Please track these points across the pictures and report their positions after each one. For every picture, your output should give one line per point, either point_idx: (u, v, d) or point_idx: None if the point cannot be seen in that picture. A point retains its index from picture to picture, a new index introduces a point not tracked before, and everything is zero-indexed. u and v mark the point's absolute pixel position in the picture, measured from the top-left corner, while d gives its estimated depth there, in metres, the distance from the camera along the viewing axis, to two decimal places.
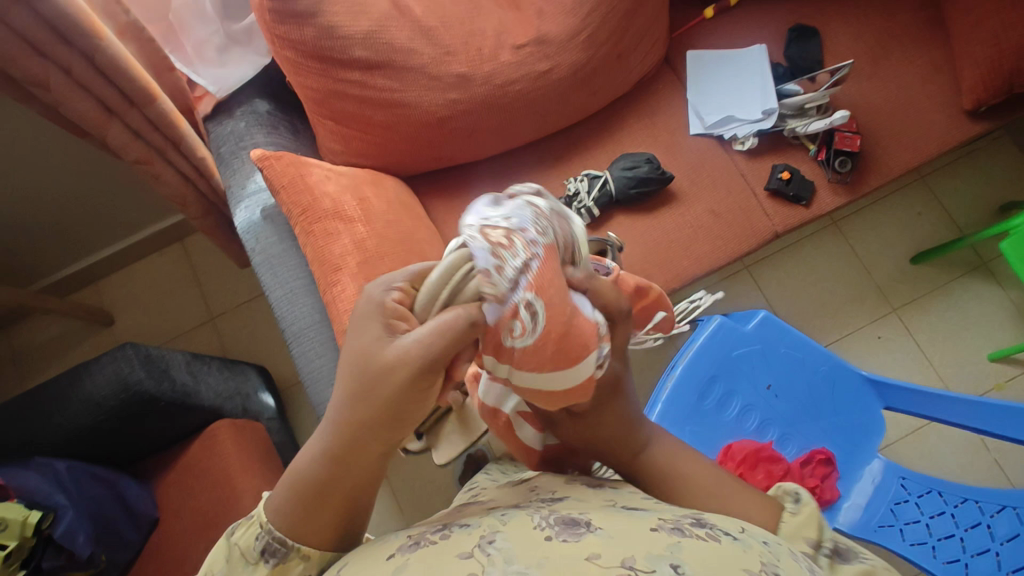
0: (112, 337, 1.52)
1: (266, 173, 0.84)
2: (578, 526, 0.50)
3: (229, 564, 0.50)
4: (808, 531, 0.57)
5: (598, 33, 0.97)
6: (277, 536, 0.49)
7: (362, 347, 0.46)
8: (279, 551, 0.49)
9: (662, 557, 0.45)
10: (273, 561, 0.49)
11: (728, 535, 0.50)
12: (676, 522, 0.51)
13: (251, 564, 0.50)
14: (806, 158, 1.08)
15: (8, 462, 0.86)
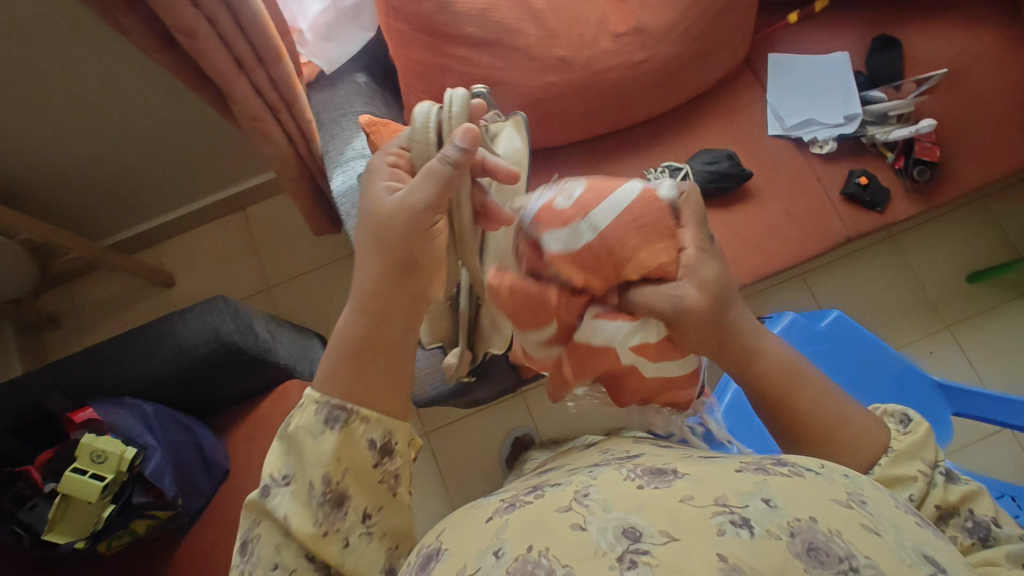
0: (172, 298, 1.56)
1: (372, 138, 0.87)
2: (665, 474, 0.50)
3: (298, 446, 0.55)
4: (924, 454, 0.57)
5: (694, 27, 0.99)
6: (335, 402, 0.56)
7: (373, 198, 0.58)
8: (341, 416, 0.55)
9: (752, 493, 0.45)
10: (338, 425, 0.55)
11: (811, 472, 0.49)
12: (759, 464, 0.50)
13: (318, 436, 0.55)
14: (883, 165, 1.09)
15: (101, 399, 0.89)
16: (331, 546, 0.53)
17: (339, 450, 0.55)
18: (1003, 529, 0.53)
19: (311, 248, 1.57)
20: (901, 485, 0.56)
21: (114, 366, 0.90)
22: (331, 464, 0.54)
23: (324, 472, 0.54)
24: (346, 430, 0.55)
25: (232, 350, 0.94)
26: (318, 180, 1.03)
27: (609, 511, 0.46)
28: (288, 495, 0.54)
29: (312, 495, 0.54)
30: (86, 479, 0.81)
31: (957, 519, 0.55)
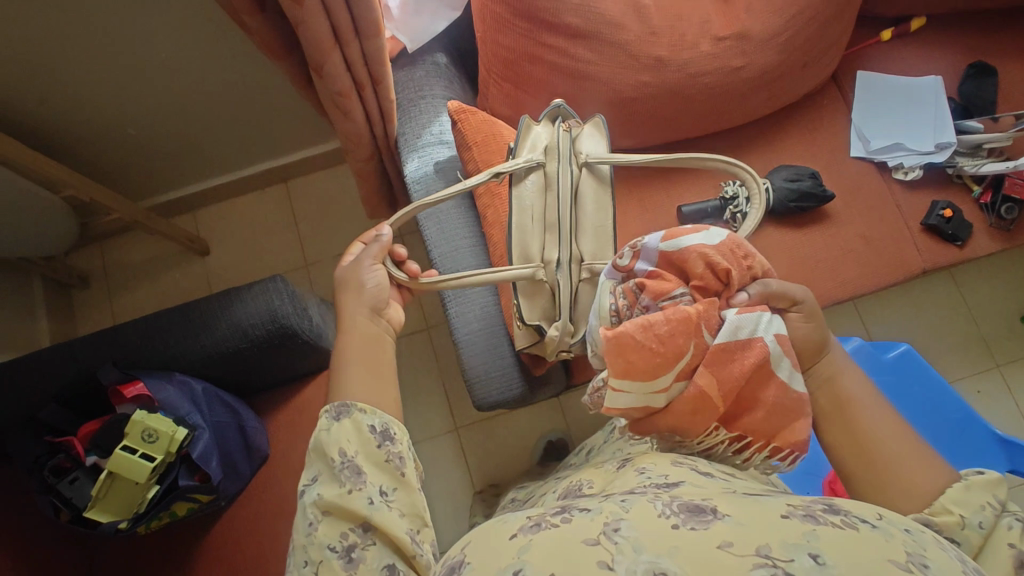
0: (205, 268, 1.52)
1: (458, 126, 0.83)
2: (703, 512, 0.45)
3: (317, 448, 0.58)
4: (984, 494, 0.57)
5: (796, 38, 0.94)
6: (338, 402, 0.60)
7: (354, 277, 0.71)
8: (345, 409, 0.59)
9: (797, 545, 0.41)
10: (345, 417, 0.59)
11: (867, 524, 0.44)
12: (807, 507, 0.45)
13: (330, 432, 0.58)
14: (967, 198, 1.05)
15: (151, 373, 0.85)
16: (355, 520, 0.54)
17: (349, 435, 0.57)
18: None
19: (351, 229, 1.53)
20: (970, 510, 0.56)
21: (166, 340, 0.87)
22: (345, 445, 0.57)
23: (339, 452, 0.56)
24: (351, 417, 0.59)
25: (288, 334, 0.90)
26: (386, 163, 0.99)
27: (640, 555, 0.42)
28: (317, 487, 0.56)
29: (336, 477, 0.55)
30: (137, 459, 0.77)
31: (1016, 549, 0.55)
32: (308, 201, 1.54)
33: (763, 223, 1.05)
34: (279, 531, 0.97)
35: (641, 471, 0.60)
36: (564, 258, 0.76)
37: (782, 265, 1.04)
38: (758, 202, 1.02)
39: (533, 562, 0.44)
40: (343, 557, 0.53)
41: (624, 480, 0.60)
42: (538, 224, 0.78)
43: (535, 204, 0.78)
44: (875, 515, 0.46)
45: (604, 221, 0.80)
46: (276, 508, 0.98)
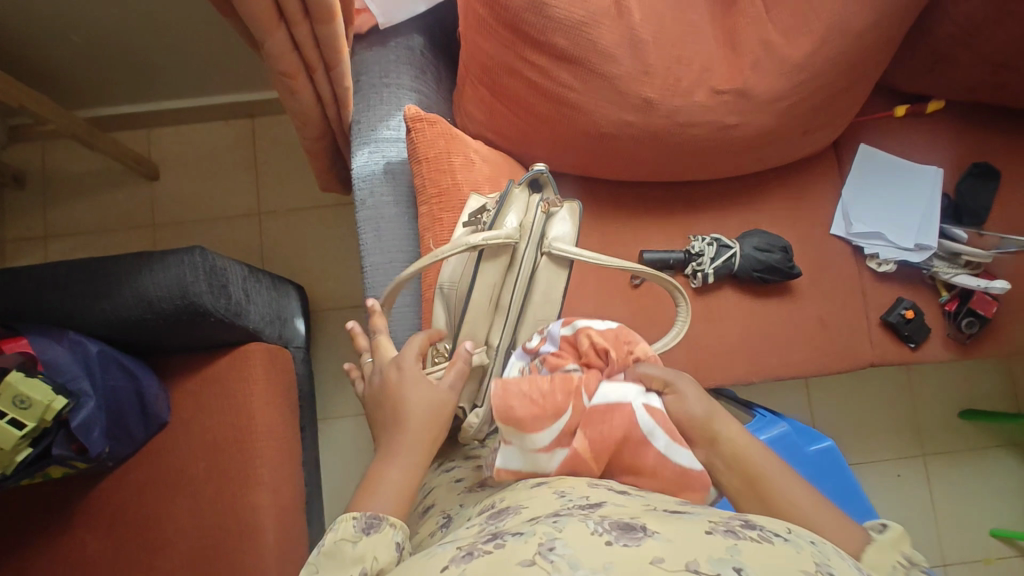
0: (152, 193, 1.43)
1: (413, 134, 0.76)
2: (633, 530, 0.49)
3: (338, 564, 0.53)
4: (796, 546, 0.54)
5: (801, 105, 0.86)
6: (370, 514, 0.57)
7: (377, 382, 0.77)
8: (376, 523, 0.56)
9: (723, 560, 0.45)
10: (375, 533, 0.55)
11: (778, 538, 0.50)
12: (727, 524, 0.51)
13: (356, 546, 0.54)
14: (933, 301, 1.02)
15: (41, 329, 0.80)
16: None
17: (378, 551, 0.54)
18: None
19: (313, 184, 1.44)
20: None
21: (62, 298, 0.81)
22: (372, 563, 0.53)
23: (364, 571, 0.53)
24: (381, 531, 0.56)
25: (198, 312, 0.84)
26: (339, 144, 0.91)
27: (576, 570, 0.44)
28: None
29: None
30: (4, 424, 0.73)
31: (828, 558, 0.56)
32: (272, 144, 1.44)
33: (722, 285, 1.01)
34: (167, 498, 0.95)
35: (560, 493, 0.57)
36: (505, 342, 0.75)
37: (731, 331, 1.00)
38: (721, 265, 0.97)
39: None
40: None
41: (540, 497, 0.57)
42: (490, 305, 0.76)
43: (493, 282, 0.75)
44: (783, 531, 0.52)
45: (549, 314, 0.79)
46: (167, 475, 0.96)
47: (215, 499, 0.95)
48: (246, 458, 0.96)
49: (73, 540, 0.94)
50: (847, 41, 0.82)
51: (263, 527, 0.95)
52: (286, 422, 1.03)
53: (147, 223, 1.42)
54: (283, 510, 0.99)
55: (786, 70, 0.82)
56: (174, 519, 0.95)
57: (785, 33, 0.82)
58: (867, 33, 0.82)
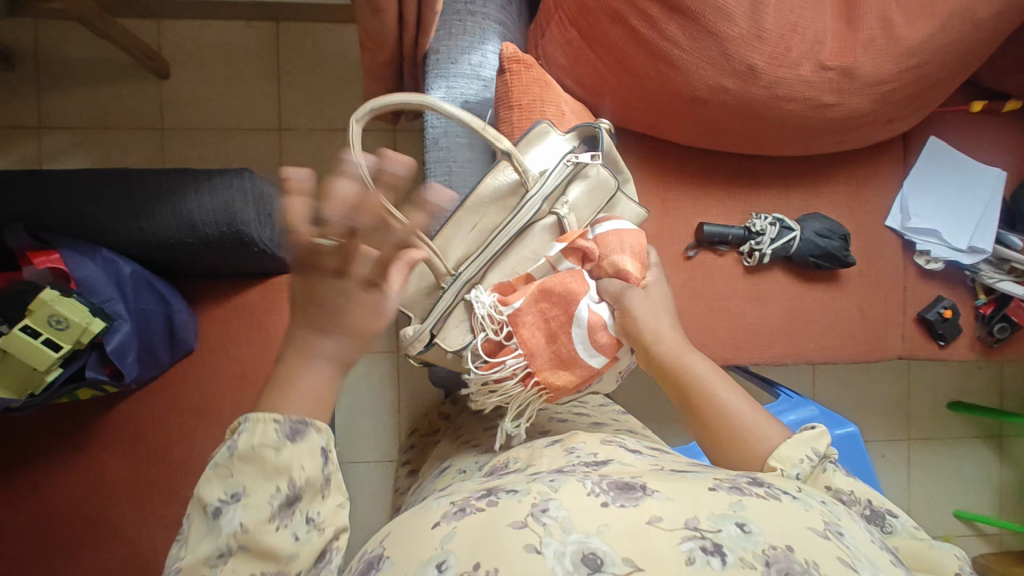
0: (160, 92, 1.30)
1: (509, 78, 0.74)
2: (632, 489, 0.43)
3: (261, 472, 0.47)
4: (818, 443, 0.56)
5: (900, 91, 0.83)
6: (296, 416, 0.48)
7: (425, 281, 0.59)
8: (303, 429, 0.48)
9: (725, 515, 0.40)
10: (299, 438, 0.48)
11: (787, 495, 0.44)
12: (732, 481, 0.45)
13: (276, 452, 0.47)
14: (968, 303, 1.04)
15: (75, 242, 0.73)
16: (275, 563, 0.47)
17: (305, 462, 0.48)
18: (897, 518, 0.58)
19: (338, 105, 1.33)
20: (788, 464, 0.54)
21: (97, 210, 0.73)
22: (293, 475, 0.47)
23: (290, 480, 0.47)
24: (307, 441, 0.48)
25: (243, 243, 0.77)
26: (404, 70, 0.83)
27: (570, 535, 0.39)
28: (239, 513, 0.46)
29: (269, 512, 0.46)
30: (38, 344, 0.68)
31: (860, 506, 0.56)
32: (298, 54, 1.32)
33: (775, 266, 0.99)
34: (187, 428, 0.92)
35: (570, 451, 0.59)
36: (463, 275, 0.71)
37: (776, 313, 0.99)
38: (780, 247, 0.95)
39: (458, 552, 0.40)
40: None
41: (549, 457, 0.59)
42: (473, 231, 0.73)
43: (494, 222, 0.74)
44: (794, 488, 0.46)
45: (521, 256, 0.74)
46: (190, 403, 0.92)
47: None
48: None
49: (91, 460, 0.90)
50: (961, 31, 0.79)
51: None
52: None
53: (153, 126, 1.30)
54: None
55: (898, 53, 0.79)
56: (199, 448, 0.92)
57: (905, 12, 0.79)
58: (981, 23, 0.80)
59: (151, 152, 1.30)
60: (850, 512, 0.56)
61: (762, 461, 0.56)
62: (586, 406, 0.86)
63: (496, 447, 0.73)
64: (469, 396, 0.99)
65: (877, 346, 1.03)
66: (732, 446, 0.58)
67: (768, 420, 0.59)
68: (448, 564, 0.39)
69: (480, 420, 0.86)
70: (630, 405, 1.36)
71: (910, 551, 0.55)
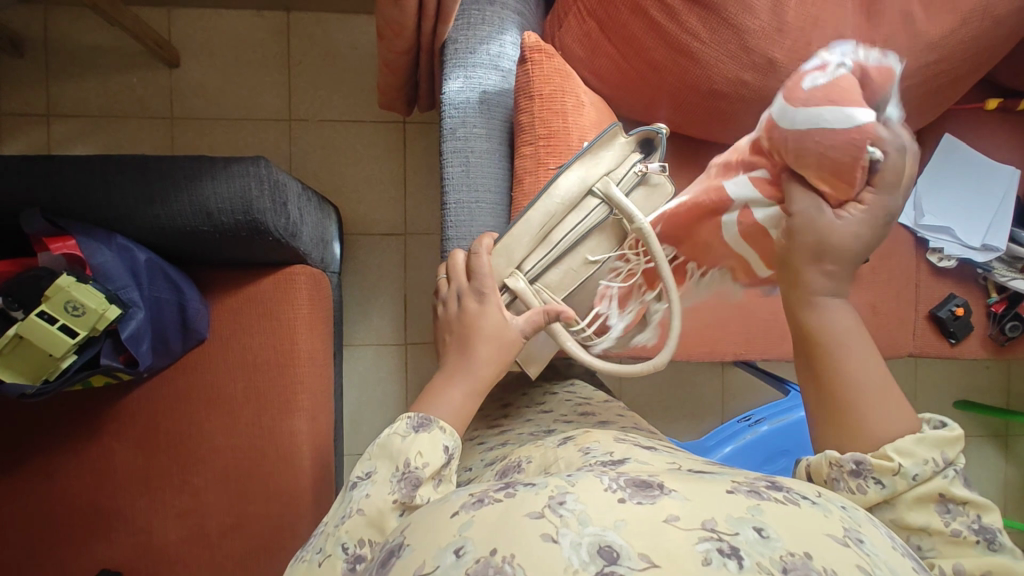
0: (170, 81, 1.29)
1: (528, 67, 0.74)
2: (649, 487, 0.43)
3: (385, 461, 0.54)
4: (949, 448, 0.51)
5: (919, 86, 0.82)
6: (429, 417, 0.57)
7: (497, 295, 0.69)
8: (426, 423, 0.57)
9: (743, 518, 0.40)
10: (419, 428, 0.56)
11: (806, 500, 0.44)
12: (750, 484, 0.45)
13: (403, 438, 0.55)
14: (980, 301, 1.04)
15: (89, 227, 0.73)
16: (381, 536, 0.49)
17: (423, 447, 0.54)
18: (1004, 537, 0.49)
19: (349, 97, 1.33)
20: (910, 459, 0.50)
21: (113, 196, 0.73)
22: (412, 456, 0.53)
23: (406, 460, 0.53)
24: (430, 432, 0.56)
25: (258, 230, 0.77)
26: (421, 60, 0.83)
27: (587, 528, 0.39)
28: (368, 486, 0.53)
29: (390, 486, 0.52)
30: (55, 330, 0.67)
31: (966, 517, 0.49)
32: (309, 45, 1.31)
33: None
34: (199, 417, 0.92)
35: (585, 450, 0.58)
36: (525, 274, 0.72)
37: None
38: None
39: (475, 537, 0.39)
40: (348, 564, 0.49)
41: (565, 457, 0.58)
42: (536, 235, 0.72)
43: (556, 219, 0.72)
44: (814, 493, 0.45)
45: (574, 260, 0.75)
46: (202, 392, 0.92)
47: (253, 421, 0.92)
48: (286, 384, 0.93)
49: (102, 448, 0.90)
50: (980, 27, 0.79)
51: (301, 453, 0.93)
52: (325, 347, 0.99)
53: (163, 115, 1.29)
54: (319, 437, 0.97)
55: (918, 49, 0.79)
56: (209, 438, 0.92)
57: (925, 7, 0.78)
58: (1000, 20, 0.79)
59: (160, 142, 1.29)
60: (952, 519, 0.49)
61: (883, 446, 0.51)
62: (594, 405, 0.86)
63: (504, 444, 0.72)
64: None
65: (888, 343, 1.03)
66: (846, 408, 0.54)
67: (899, 408, 0.54)
68: (465, 549, 0.39)
69: (486, 418, 0.86)
70: (637, 400, 1.36)
71: (1009, 572, 0.47)
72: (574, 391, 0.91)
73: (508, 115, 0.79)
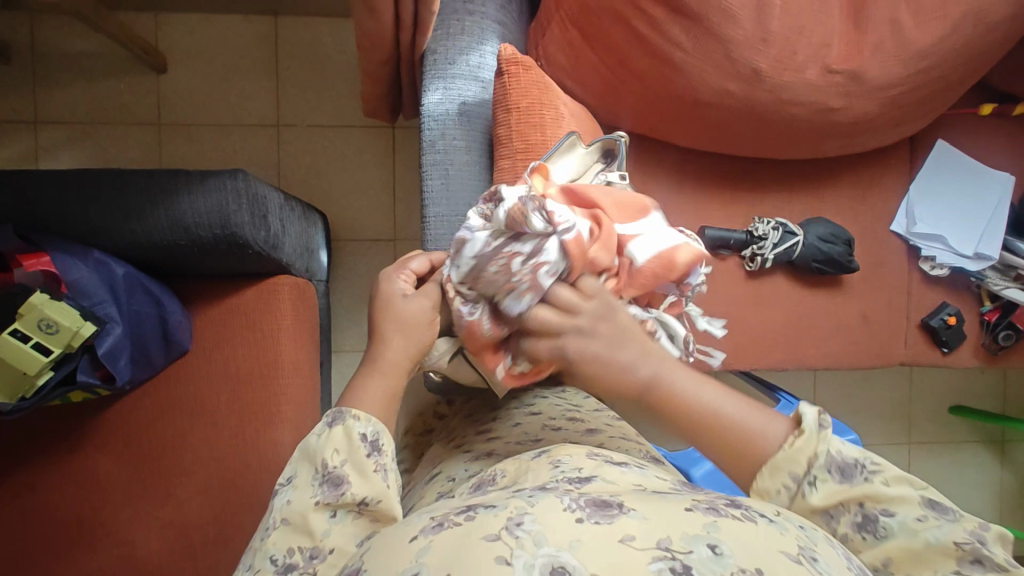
0: (156, 87, 1.28)
1: (506, 79, 0.73)
2: (608, 506, 0.42)
3: (305, 461, 0.54)
4: (795, 465, 0.53)
5: (910, 94, 0.81)
6: (346, 411, 0.56)
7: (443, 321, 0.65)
8: (340, 417, 0.56)
9: (698, 536, 0.39)
10: (332, 424, 0.55)
11: (765, 518, 0.43)
12: (709, 501, 0.44)
13: (319, 437, 0.55)
14: (973, 310, 1.02)
15: (66, 242, 0.72)
16: (311, 540, 0.51)
17: (338, 444, 0.54)
18: (895, 518, 0.50)
19: (337, 102, 1.32)
20: (766, 499, 0.53)
21: (87, 212, 0.72)
22: (329, 455, 0.54)
23: (323, 461, 0.53)
24: (345, 424, 0.55)
25: (240, 243, 0.77)
26: (402, 70, 0.82)
27: (542, 549, 0.38)
28: (290, 493, 0.53)
29: (312, 491, 0.52)
30: (29, 349, 0.67)
31: (848, 514, 0.51)
32: (297, 50, 1.30)
33: (777, 270, 0.98)
34: (180, 430, 0.91)
35: (555, 464, 0.58)
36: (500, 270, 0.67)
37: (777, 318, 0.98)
38: (783, 252, 0.94)
39: (432, 564, 0.39)
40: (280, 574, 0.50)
41: (534, 471, 0.58)
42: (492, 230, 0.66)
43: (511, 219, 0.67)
44: (774, 510, 0.45)
45: None
46: (183, 404, 0.91)
47: (236, 431, 0.92)
48: (271, 395, 0.92)
49: (82, 462, 0.90)
50: (971, 35, 0.78)
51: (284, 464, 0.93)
52: (310, 358, 0.98)
53: (149, 120, 1.28)
54: None
55: (907, 57, 0.77)
56: (193, 449, 0.92)
57: (915, 15, 0.77)
58: (991, 27, 0.78)
59: (147, 149, 1.28)
60: (837, 524, 0.51)
61: (750, 476, 0.54)
62: (582, 410, 0.85)
63: (490, 454, 0.71)
64: (464, 398, 0.97)
65: (880, 351, 1.02)
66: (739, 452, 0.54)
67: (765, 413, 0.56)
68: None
69: (473, 423, 0.85)
70: None
71: (906, 555, 0.49)
72: (566, 398, 0.90)
73: (486, 128, 0.78)
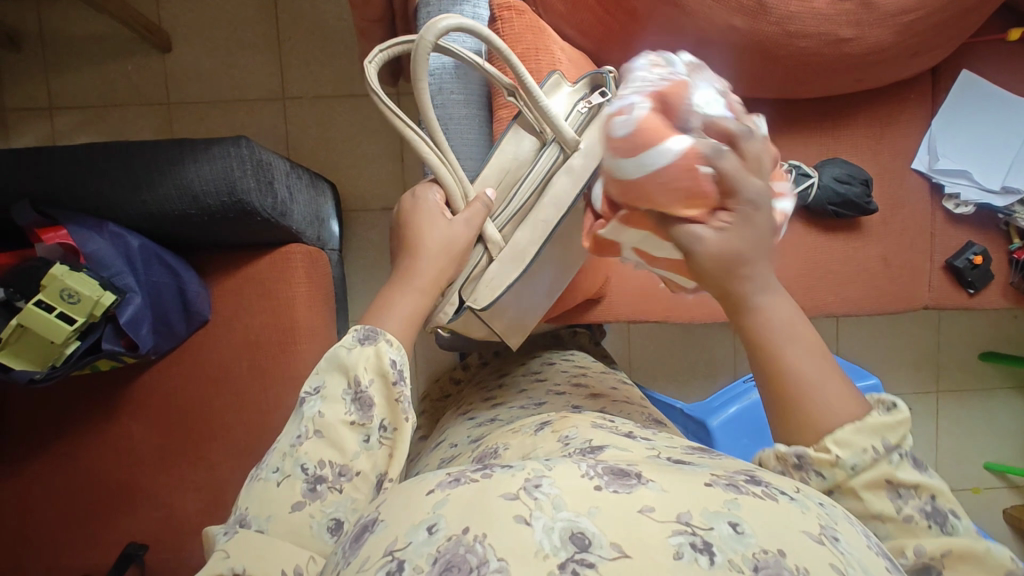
0: (163, 67, 1.29)
1: (500, 26, 0.72)
2: (627, 475, 0.40)
3: (337, 371, 0.54)
4: (891, 434, 0.46)
5: (927, 18, 0.77)
6: (376, 329, 0.56)
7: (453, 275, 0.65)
8: (373, 335, 0.55)
9: (718, 513, 0.37)
10: (365, 341, 0.55)
11: (785, 496, 0.41)
12: (729, 477, 0.42)
13: (350, 351, 0.54)
14: (1002, 248, 0.98)
15: (82, 215, 0.75)
16: (341, 456, 0.51)
17: (369, 363, 0.54)
18: (961, 520, 0.46)
19: (342, 71, 1.31)
20: (848, 450, 0.45)
21: (101, 186, 0.74)
22: (362, 375, 0.53)
23: (355, 377, 0.53)
24: (376, 345, 0.55)
25: (243, 212, 0.77)
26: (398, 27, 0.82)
27: (561, 514, 0.36)
28: (319, 403, 0.53)
29: (343, 407, 0.53)
30: (53, 318, 0.70)
31: (919, 499, 0.46)
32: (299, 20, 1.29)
33: (792, 216, 0.95)
34: (206, 398, 0.94)
35: (563, 437, 0.57)
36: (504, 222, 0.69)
37: (794, 266, 0.96)
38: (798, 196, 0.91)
39: (448, 516, 0.37)
40: (309, 483, 0.51)
41: (542, 445, 0.57)
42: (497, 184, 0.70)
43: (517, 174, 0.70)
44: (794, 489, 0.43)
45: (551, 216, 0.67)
46: (206, 372, 0.94)
47: (257, 398, 0.94)
48: (289, 363, 0.94)
49: (116, 430, 0.94)
50: None
51: None
52: (326, 324, 1.00)
53: (158, 101, 1.30)
54: None
55: None
56: (218, 417, 0.95)
57: None
58: None
59: (159, 129, 1.30)
60: (905, 503, 0.45)
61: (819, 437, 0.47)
62: (589, 375, 0.86)
63: (494, 420, 0.72)
64: (479, 361, 1.00)
65: (902, 294, 0.99)
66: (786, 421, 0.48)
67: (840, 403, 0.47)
68: (437, 527, 0.36)
69: (485, 389, 0.87)
70: (646, 364, 1.35)
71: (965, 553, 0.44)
72: (568, 359, 0.91)
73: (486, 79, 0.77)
